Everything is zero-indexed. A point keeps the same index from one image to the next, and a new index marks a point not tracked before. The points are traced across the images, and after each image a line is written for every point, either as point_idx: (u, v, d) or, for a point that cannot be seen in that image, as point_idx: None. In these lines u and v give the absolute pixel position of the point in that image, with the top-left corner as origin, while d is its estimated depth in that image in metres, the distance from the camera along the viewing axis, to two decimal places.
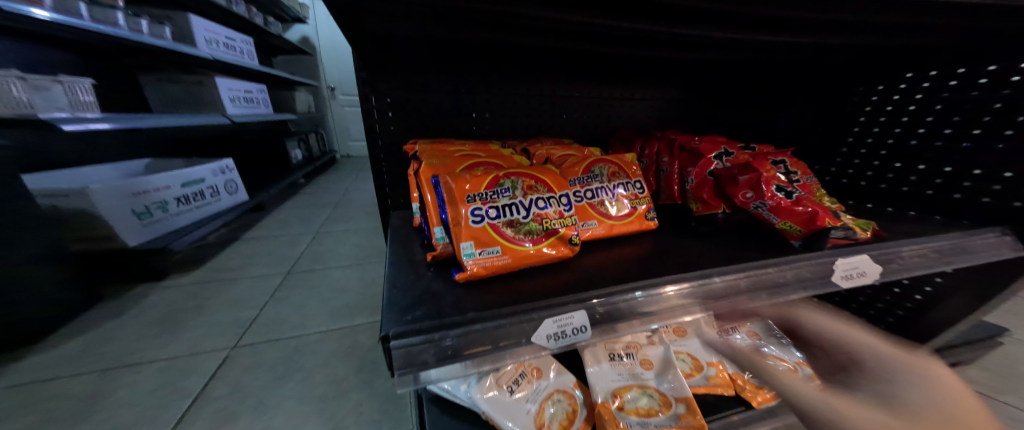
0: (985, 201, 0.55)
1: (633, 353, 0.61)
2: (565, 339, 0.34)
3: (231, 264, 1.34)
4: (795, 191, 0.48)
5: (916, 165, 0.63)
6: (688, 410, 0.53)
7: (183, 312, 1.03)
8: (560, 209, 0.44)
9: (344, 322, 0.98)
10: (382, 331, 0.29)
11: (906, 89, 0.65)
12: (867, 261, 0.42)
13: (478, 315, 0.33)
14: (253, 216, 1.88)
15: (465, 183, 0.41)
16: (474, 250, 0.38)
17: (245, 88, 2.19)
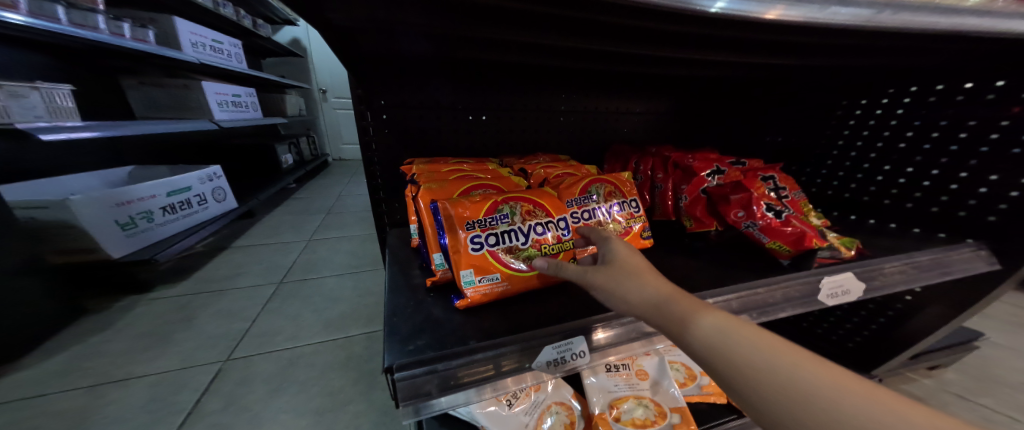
0: (961, 215, 0.58)
1: (630, 364, 0.66)
2: (564, 364, 0.36)
3: (221, 274, 1.31)
4: (784, 210, 0.50)
5: (897, 178, 0.66)
6: (682, 420, 0.57)
7: (173, 325, 1.01)
8: (559, 234, 0.45)
9: (338, 333, 0.97)
10: (386, 363, 0.29)
11: (888, 104, 0.67)
12: (851, 279, 0.44)
13: (480, 343, 0.33)
14: (243, 223, 1.85)
15: (464, 210, 0.42)
16: (474, 277, 0.39)
17: (233, 93, 2.15)
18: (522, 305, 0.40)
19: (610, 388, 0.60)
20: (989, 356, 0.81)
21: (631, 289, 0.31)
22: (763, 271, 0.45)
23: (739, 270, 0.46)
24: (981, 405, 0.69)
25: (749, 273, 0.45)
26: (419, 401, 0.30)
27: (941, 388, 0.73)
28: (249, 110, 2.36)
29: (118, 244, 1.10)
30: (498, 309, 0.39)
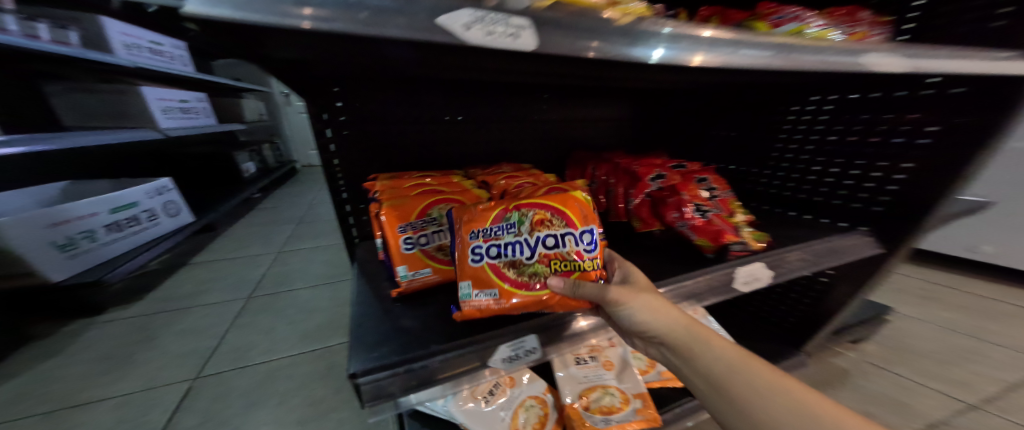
0: (857, 206, 0.70)
1: (597, 356, 0.71)
2: (517, 360, 0.41)
3: (184, 292, 1.27)
4: (711, 209, 0.57)
5: (809, 176, 0.76)
6: (644, 404, 0.62)
7: (134, 346, 0.98)
8: (578, 249, 0.40)
9: (316, 343, 0.97)
10: (350, 370, 0.32)
11: (798, 112, 0.75)
12: (760, 267, 0.51)
13: (439, 346, 0.37)
14: (201, 238, 1.77)
15: (472, 218, 0.42)
16: (471, 290, 0.40)
17: (180, 97, 1.99)
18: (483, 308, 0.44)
19: (578, 379, 0.66)
20: (905, 328, 0.93)
21: (661, 310, 0.39)
22: (698, 266, 0.51)
23: (677, 266, 0.51)
24: (892, 372, 0.79)
25: (686, 269, 0.50)
26: (384, 400, 0.34)
27: (863, 359, 0.83)
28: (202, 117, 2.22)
29: (58, 267, 1.05)
30: (461, 313, 0.43)
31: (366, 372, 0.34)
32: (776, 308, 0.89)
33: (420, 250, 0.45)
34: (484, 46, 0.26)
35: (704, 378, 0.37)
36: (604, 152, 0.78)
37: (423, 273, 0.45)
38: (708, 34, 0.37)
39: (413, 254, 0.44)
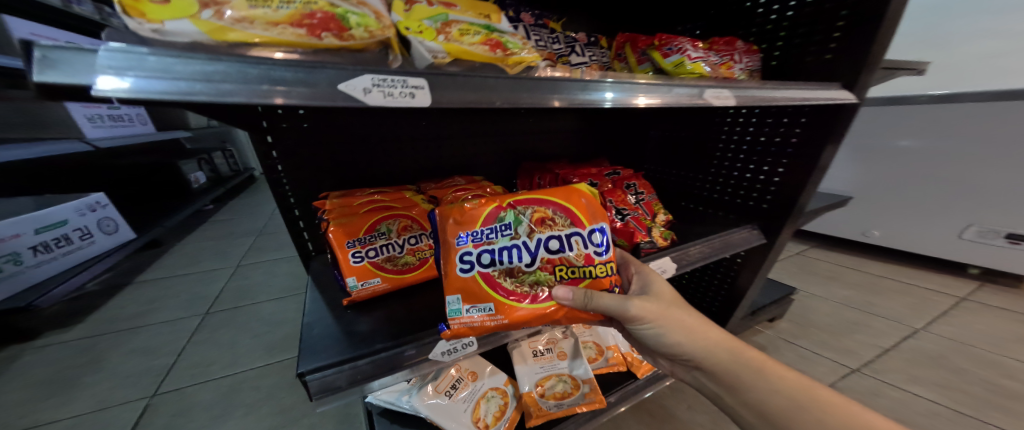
0: (750, 205, 0.79)
1: (552, 347, 0.76)
2: (455, 353, 0.45)
3: (131, 313, 1.23)
4: (629, 213, 0.65)
5: (717, 177, 0.85)
6: (592, 389, 0.70)
7: (79, 370, 0.95)
8: (584, 254, 0.44)
9: (282, 354, 0.98)
10: (298, 367, 0.36)
11: (707, 120, 0.85)
12: (666, 261, 0.58)
13: (384, 344, 0.42)
14: (147, 255, 1.68)
15: (464, 222, 0.42)
16: (460, 305, 0.41)
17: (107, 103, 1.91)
18: (427, 309, 0.49)
19: (535, 369, 0.71)
20: (815, 306, 1.08)
21: (691, 329, 0.46)
22: None
23: None
24: (798, 345, 0.91)
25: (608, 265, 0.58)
26: (330, 394, 0.37)
27: (777, 336, 0.95)
28: (136, 124, 2.14)
29: None
30: (412, 315, 0.47)
31: (314, 370, 0.38)
32: (700, 299, 0.99)
33: (369, 262, 0.48)
34: (386, 107, 0.25)
35: (739, 394, 0.44)
36: (549, 163, 0.80)
37: (372, 283, 0.48)
38: (645, 81, 0.40)
39: (361, 266, 0.48)
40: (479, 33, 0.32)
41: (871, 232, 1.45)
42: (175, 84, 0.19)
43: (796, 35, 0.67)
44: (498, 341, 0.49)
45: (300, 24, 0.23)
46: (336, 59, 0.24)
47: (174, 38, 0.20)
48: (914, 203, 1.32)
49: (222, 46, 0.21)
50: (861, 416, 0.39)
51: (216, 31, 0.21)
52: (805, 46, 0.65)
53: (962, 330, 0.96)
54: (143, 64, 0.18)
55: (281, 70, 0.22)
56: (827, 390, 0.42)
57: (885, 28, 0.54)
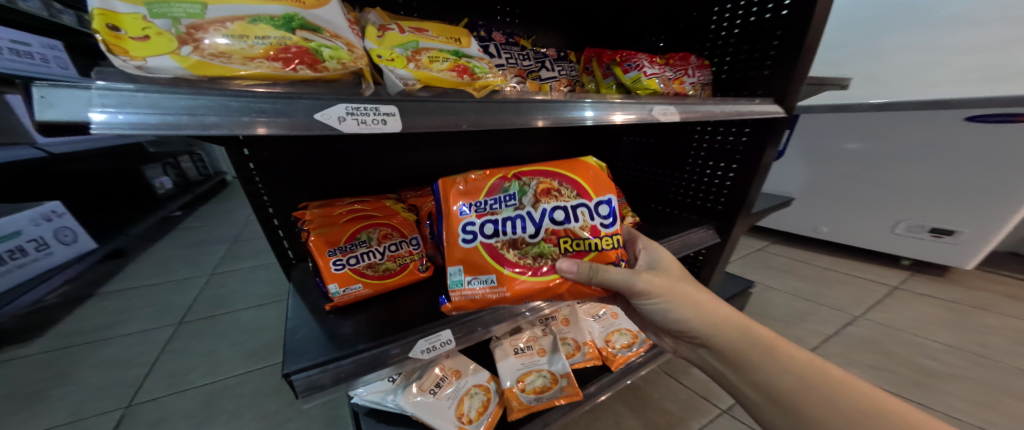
0: (708, 206, 0.85)
1: (533, 345, 0.78)
2: (434, 350, 0.48)
3: (95, 325, 1.19)
4: None
5: (678, 181, 0.91)
6: (569, 382, 0.73)
7: (45, 384, 0.92)
8: (590, 225, 0.47)
9: (264, 360, 0.97)
10: (284, 368, 0.39)
11: (668, 128, 0.91)
12: None
13: (366, 345, 0.44)
14: (110, 265, 1.61)
15: (469, 195, 0.47)
16: (462, 277, 0.44)
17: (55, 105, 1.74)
18: (409, 310, 0.52)
19: (516, 366, 0.73)
20: (774, 296, 1.17)
21: (699, 305, 0.48)
22: None
23: None
24: None
25: None
26: (315, 392, 0.39)
27: None
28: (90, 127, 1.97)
29: None
30: (395, 317, 0.50)
31: (299, 370, 0.40)
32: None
33: (350, 269, 0.50)
34: (360, 134, 0.27)
35: (750, 374, 0.44)
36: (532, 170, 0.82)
37: (354, 289, 0.50)
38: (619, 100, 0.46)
39: (342, 273, 0.49)
40: (448, 60, 0.37)
41: (821, 229, 1.57)
42: (159, 117, 0.20)
43: (740, 53, 0.73)
44: (476, 339, 0.52)
45: (274, 57, 0.25)
46: (318, 90, 0.27)
47: (158, 74, 0.22)
48: (854, 201, 1.45)
49: (205, 80, 0.23)
50: (873, 398, 0.38)
51: (199, 66, 0.23)
52: (747, 62, 0.72)
53: (894, 316, 1.07)
54: (136, 103, 0.20)
55: (261, 102, 0.24)
56: (839, 371, 0.41)
57: (807, 50, 0.62)
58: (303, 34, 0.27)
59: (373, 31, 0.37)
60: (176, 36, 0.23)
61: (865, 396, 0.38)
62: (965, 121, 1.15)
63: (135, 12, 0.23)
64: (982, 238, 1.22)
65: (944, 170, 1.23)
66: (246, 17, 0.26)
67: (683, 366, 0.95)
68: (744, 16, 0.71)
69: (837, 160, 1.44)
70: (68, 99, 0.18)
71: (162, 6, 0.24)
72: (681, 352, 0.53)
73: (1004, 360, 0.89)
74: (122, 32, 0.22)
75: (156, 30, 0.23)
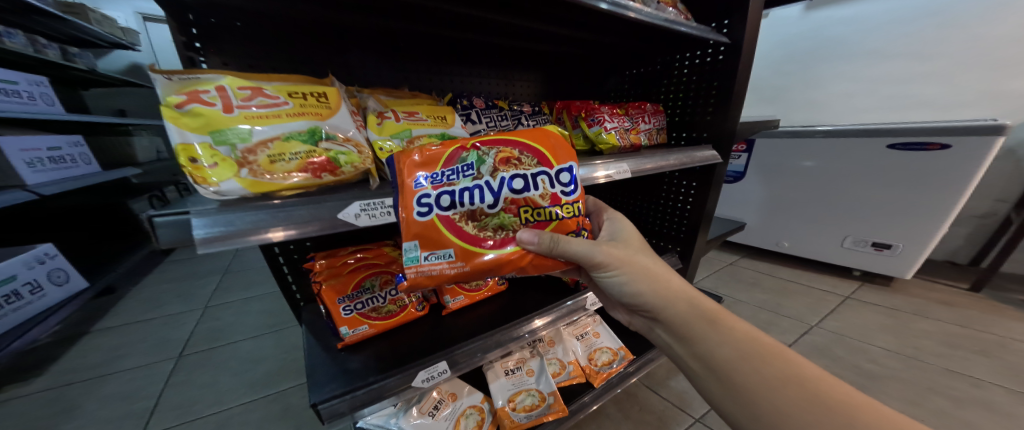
0: (672, 233, 0.98)
1: (521, 366, 0.85)
2: (432, 379, 0.55)
3: (93, 362, 1.22)
4: None
5: (648, 210, 1.05)
6: (556, 400, 0.78)
7: (52, 420, 0.97)
8: (550, 191, 0.44)
9: (268, 390, 1.03)
10: (312, 399, 0.45)
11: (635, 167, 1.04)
12: None
13: (376, 377, 0.51)
14: (99, 302, 1.62)
15: (420, 164, 0.40)
16: (418, 253, 0.40)
17: (48, 145, 1.68)
18: (408, 342, 0.59)
19: (507, 387, 0.80)
20: (742, 309, 1.28)
21: (656, 278, 0.49)
22: (555, 300, 0.75)
23: (550, 298, 0.76)
24: None
25: (551, 300, 0.75)
26: (336, 418, 0.46)
27: None
28: (80, 164, 1.91)
29: None
30: (395, 349, 0.58)
31: (323, 400, 0.47)
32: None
33: (358, 313, 0.58)
34: (372, 225, 0.36)
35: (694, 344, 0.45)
36: None
37: (361, 329, 0.58)
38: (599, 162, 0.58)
39: (352, 317, 0.57)
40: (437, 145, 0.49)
41: (782, 242, 1.70)
42: (230, 230, 0.28)
43: (689, 96, 0.86)
44: (466, 366, 0.59)
45: (307, 169, 0.33)
46: (349, 196, 0.35)
47: (227, 195, 0.30)
48: (808, 216, 1.58)
49: (258, 195, 0.31)
50: (799, 367, 0.39)
51: (255, 185, 0.31)
52: (697, 105, 0.84)
53: (844, 323, 1.19)
54: (214, 220, 0.28)
55: (298, 210, 0.32)
56: (774, 341, 0.42)
57: (735, 98, 0.76)
58: (325, 144, 0.35)
59: (375, 119, 0.47)
60: (236, 160, 0.31)
61: (794, 362, 0.40)
62: (886, 148, 1.31)
63: (202, 140, 0.30)
64: (914, 250, 1.36)
65: (877, 187, 1.38)
66: (282, 134, 0.33)
67: (661, 379, 1.03)
68: (690, 64, 0.84)
69: (790, 176, 1.58)
70: (175, 225, 0.26)
71: (221, 133, 0.31)
72: (639, 325, 0.56)
73: (934, 361, 1.01)
74: (198, 161, 0.30)
75: (222, 157, 0.30)
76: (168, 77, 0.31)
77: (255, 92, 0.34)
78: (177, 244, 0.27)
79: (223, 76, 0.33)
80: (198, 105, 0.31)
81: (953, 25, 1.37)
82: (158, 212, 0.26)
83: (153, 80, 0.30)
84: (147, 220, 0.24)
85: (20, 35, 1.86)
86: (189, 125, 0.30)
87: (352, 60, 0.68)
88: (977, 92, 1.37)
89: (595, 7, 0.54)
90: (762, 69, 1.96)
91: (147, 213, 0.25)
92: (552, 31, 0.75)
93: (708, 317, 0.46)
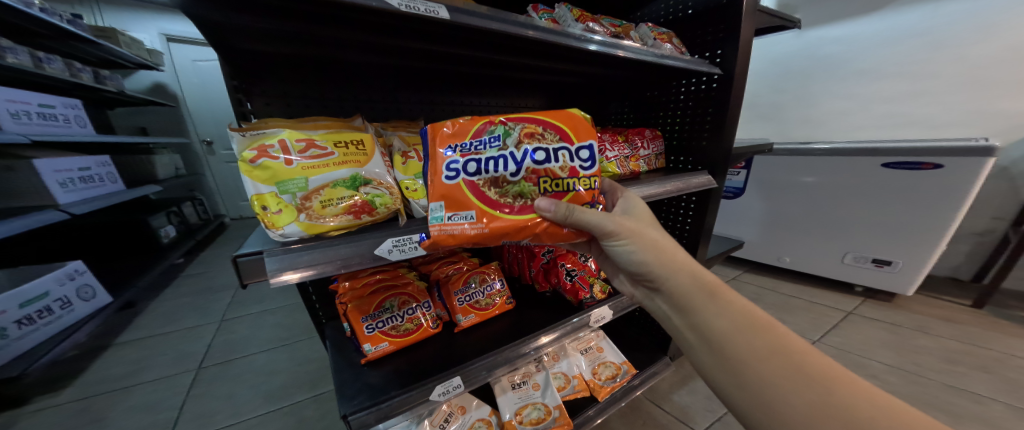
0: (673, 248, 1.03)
1: (527, 380, 0.88)
2: (447, 393, 0.59)
3: (117, 373, 1.28)
4: (576, 273, 0.86)
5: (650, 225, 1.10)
6: (560, 414, 0.81)
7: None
8: (570, 165, 0.49)
9: (283, 401, 1.07)
10: (342, 412, 0.50)
11: None
12: (603, 310, 0.84)
13: (397, 391, 0.55)
14: (120, 316, 1.68)
15: (455, 138, 0.48)
16: (443, 213, 0.46)
17: (79, 165, 1.78)
18: (422, 358, 0.64)
19: (514, 400, 0.83)
20: None
21: (665, 250, 0.49)
22: (562, 316, 0.79)
23: (556, 316, 0.80)
24: None
25: (557, 318, 0.79)
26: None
27: None
28: (107, 183, 2.01)
29: None
30: (412, 364, 0.62)
31: (351, 413, 0.51)
32: (648, 337, 1.15)
33: (379, 331, 0.63)
34: (400, 258, 0.44)
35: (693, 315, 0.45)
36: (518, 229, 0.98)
37: (381, 346, 0.63)
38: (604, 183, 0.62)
39: (374, 335, 0.63)
40: None
41: (783, 257, 1.72)
42: (289, 264, 0.38)
43: (687, 122, 0.91)
44: (478, 381, 0.62)
45: (350, 211, 0.43)
46: (377, 234, 0.44)
47: (290, 236, 0.39)
48: (809, 231, 1.61)
49: (312, 236, 0.40)
50: (791, 342, 0.40)
51: (309, 227, 0.40)
52: (693, 131, 0.89)
53: (846, 339, 1.23)
54: (278, 257, 0.37)
55: (341, 246, 0.41)
56: (771, 317, 0.42)
57: (727, 125, 0.81)
58: (363, 189, 0.44)
59: (400, 160, 0.53)
60: (296, 206, 0.40)
61: (790, 339, 0.40)
62: (882, 167, 1.35)
63: (271, 190, 0.40)
64: (914, 267, 1.38)
65: (874, 202, 1.40)
66: (331, 182, 0.42)
67: (664, 393, 1.06)
68: (686, 90, 0.89)
69: (789, 190, 1.61)
70: (250, 262, 0.36)
71: (284, 184, 0.39)
72: (639, 297, 0.56)
73: (934, 377, 1.04)
74: (269, 209, 0.39)
75: (285, 204, 0.40)
76: (242, 134, 0.40)
77: (308, 144, 0.42)
78: (252, 277, 0.36)
79: (282, 130, 0.42)
80: (266, 160, 0.39)
81: (943, 43, 1.44)
82: (242, 252, 0.36)
83: (232, 138, 0.39)
84: (233, 260, 0.35)
85: (60, 61, 2.00)
86: (260, 177, 0.39)
87: (372, 96, 0.74)
88: (973, 112, 1.43)
89: (586, 49, 0.59)
90: (760, 88, 2.01)
91: (233, 254, 0.35)
92: (553, 66, 0.81)
93: (711, 290, 0.46)
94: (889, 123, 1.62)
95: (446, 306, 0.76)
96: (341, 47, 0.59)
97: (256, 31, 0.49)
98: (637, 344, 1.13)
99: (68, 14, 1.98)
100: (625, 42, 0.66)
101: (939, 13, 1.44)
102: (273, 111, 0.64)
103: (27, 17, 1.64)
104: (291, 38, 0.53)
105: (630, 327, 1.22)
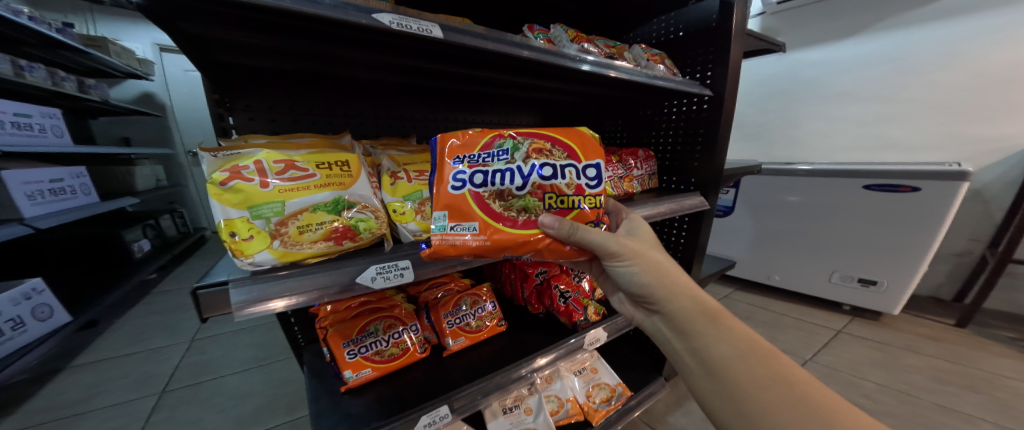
0: None
1: (519, 404, 0.83)
2: (432, 423, 0.55)
3: (69, 400, 1.17)
4: (569, 294, 0.84)
5: None
6: None
7: None
8: (578, 182, 0.49)
9: (256, 428, 1.00)
10: None
11: None
12: (598, 331, 0.82)
13: (378, 423, 0.51)
14: (79, 337, 1.56)
15: (458, 148, 0.47)
16: (445, 223, 0.44)
17: (50, 177, 1.70)
18: (409, 386, 0.60)
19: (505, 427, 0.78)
20: None
21: (670, 276, 0.47)
22: (558, 339, 0.77)
23: (551, 338, 0.77)
24: None
25: (552, 340, 0.76)
26: None
27: None
28: (79, 195, 1.92)
29: None
30: (397, 392, 0.58)
31: None
32: (642, 357, 1.13)
33: (361, 357, 0.60)
34: (384, 285, 0.43)
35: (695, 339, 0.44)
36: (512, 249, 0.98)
37: (364, 373, 0.59)
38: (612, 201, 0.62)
39: (355, 360, 0.59)
40: None
41: (772, 275, 1.73)
42: (262, 293, 0.35)
43: (678, 142, 0.92)
44: (466, 409, 0.59)
45: (330, 237, 0.41)
46: (364, 259, 0.42)
47: (261, 264, 0.37)
48: (796, 249, 1.63)
49: (287, 263, 0.38)
50: (792, 372, 0.38)
51: (285, 255, 0.38)
52: (686, 150, 0.90)
53: (836, 357, 1.24)
54: (245, 287, 0.35)
55: (320, 274, 0.39)
56: (772, 346, 0.41)
57: (719, 144, 0.82)
58: (349, 214, 0.43)
59: (389, 180, 0.52)
60: (270, 232, 0.38)
61: (791, 368, 0.39)
62: (864, 188, 1.40)
63: (242, 214, 0.37)
64: (898, 286, 1.41)
65: (858, 220, 1.44)
66: (311, 206, 0.40)
67: (660, 415, 1.03)
68: (678, 110, 0.91)
69: (776, 209, 1.65)
70: (211, 295, 0.33)
71: (259, 209, 0.38)
72: (639, 319, 0.54)
73: (925, 396, 1.04)
74: (239, 235, 0.36)
75: (257, 230, 0.37)
76: (215, 154, 0.38)
77: (289, 165, 0.41)
78: (214, 311, 0.33)
79: (262, 151, 0.40)
80: (239, 182, 0.37)
81: (914, 71, 1.53)
82: (204, 283, 0.33)
83: (202, 158, 0.37)
84: (193, 293, 0.32)
85: (43, 69, 1.96)
86: (231, 200, 0.37)
87: (363, 111, 0.73)
88: (945, 136, 1.51)
89: (578, 68, 0.59)
90: (743, 109, 2.10)
91: (192, 286, 0.32)
92: (548, 85, 0.82)
93: (712, 315, 0.44)
94: (867, 144, 1.69)
95: (435, 329, 0.73)
96: (335, 63, 0.58)
97: (243, 45, 0.48)
98: (633, 364, 1.10)
99: (59, 24, 1.95)
100: (618, 63, 0.67)
101: (910, 40, 1.53)
102: (256, 126, 0.62)
103: (14, 25, 1.60)
104: (281, 52, 0.52)
105: (624, 347, 1.19)
